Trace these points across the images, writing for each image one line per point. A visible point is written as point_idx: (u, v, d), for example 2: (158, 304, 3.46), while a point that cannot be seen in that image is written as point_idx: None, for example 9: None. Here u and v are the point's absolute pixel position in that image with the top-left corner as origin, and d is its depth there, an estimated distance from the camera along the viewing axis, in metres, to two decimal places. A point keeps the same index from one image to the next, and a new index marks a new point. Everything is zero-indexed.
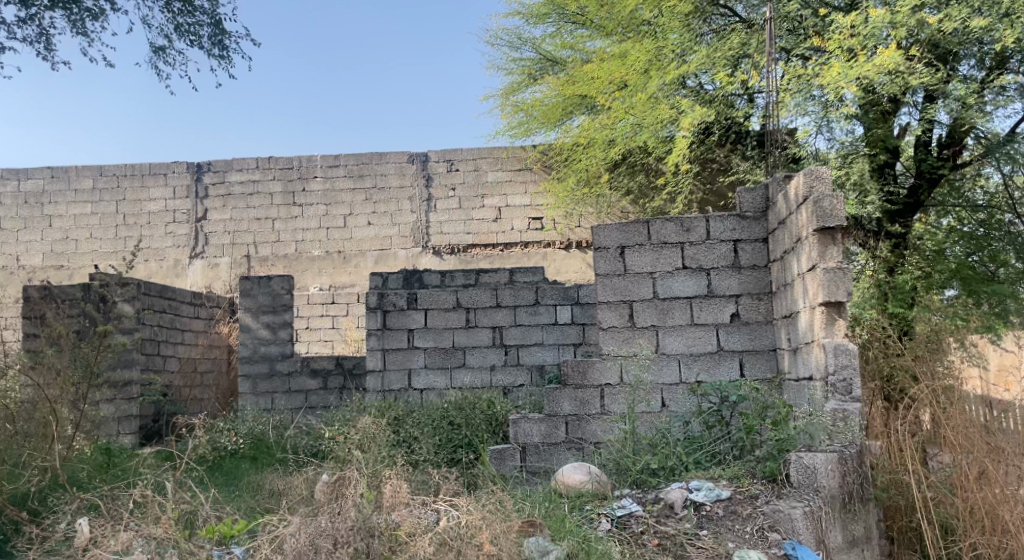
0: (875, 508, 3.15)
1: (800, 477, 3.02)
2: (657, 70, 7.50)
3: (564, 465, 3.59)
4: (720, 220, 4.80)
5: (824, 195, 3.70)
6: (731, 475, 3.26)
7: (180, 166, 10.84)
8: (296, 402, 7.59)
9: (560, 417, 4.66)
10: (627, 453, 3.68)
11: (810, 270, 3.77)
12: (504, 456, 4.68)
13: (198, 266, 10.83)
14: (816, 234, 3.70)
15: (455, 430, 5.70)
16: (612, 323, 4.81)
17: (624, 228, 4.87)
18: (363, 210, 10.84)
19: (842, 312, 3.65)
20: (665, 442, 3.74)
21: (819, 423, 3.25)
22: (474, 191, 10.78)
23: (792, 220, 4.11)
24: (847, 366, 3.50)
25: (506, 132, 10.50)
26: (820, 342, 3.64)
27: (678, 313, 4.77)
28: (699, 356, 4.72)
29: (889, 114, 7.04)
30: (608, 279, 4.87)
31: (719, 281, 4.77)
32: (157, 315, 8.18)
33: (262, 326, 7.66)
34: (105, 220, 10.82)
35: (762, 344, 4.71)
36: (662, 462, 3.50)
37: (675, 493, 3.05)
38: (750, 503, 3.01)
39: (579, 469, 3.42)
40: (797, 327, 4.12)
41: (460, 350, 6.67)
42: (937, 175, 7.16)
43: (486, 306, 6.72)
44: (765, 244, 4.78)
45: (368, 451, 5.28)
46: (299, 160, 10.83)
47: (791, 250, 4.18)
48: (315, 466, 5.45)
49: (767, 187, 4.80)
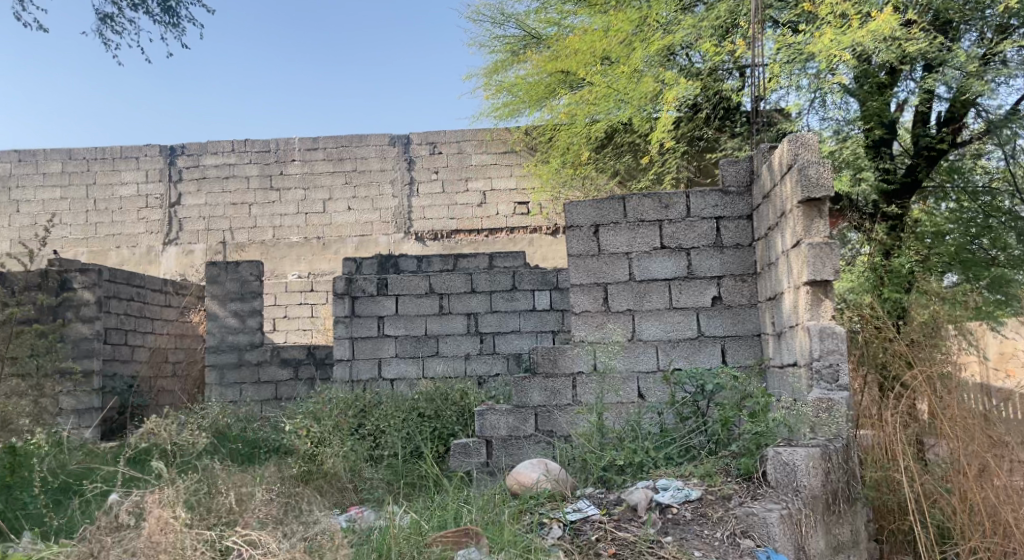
0: (863, 508, 2.87)
1: (778, 475, 2.66)
2: (641, 42, 7.21)
3: (522, 462, 3.29)
4: (701, 196, 4.46)
5: (810, 162, 3.36)
6: (702, 472, 2.90)
7: (153, 150, 10.46)
8: (266, 394, 7.28)
9: (528, 409, 4.33)
10: (592, 448, 3.35)
11: (795, 247, 3.44)
12: (469, 452, 4.32)
13: (172, 253, 10.49)
14: (801, 206, 3.37)
15: (424, 422, 5.38)
16: (585, 307, 4.48)
17: (598, 205, 4.53)
18: (343, 194, 10.49)
19: (829, 292, 3.33)
20: (635, 436, 3.41)
21: (801, 414, 2.93)
22: (458, 174, 10.43)
23: (777, 192, 3.77)
24: (834, 351, 3.18)
25: (490, 113, 10.13)
26: (805, 326, 3.31)
27: (656, 296, 4.44)
28: (677, 342, 4.39)
29: (885, 88, 6.71)
30: (581, 260, 4.52)
31: (699, 261, 4.44)
32: (124, 303, 7.86)
33: (229, 314, 7.33)
34: (75, 205, 10.46)
35: (745, 329, 4.38)
36: (630, 459, 3.16)
37: (637, 495, 2.69)
38: (722, 504, 2.66)
39: (537, 466, 3.09)
40: (781, 309, 3.78)
41: (433, 338, 6.34)
42: (937, 152, 6.83)
43: (460, 292, 6.37)
44: (749, 222, 4.45)
45: (329, 448, 4.97)
46: (277, 143, 10.47)
47: (776, 226, 3.84)
48: (272, 462, 5.12)
49: (752, 160, 4.46)
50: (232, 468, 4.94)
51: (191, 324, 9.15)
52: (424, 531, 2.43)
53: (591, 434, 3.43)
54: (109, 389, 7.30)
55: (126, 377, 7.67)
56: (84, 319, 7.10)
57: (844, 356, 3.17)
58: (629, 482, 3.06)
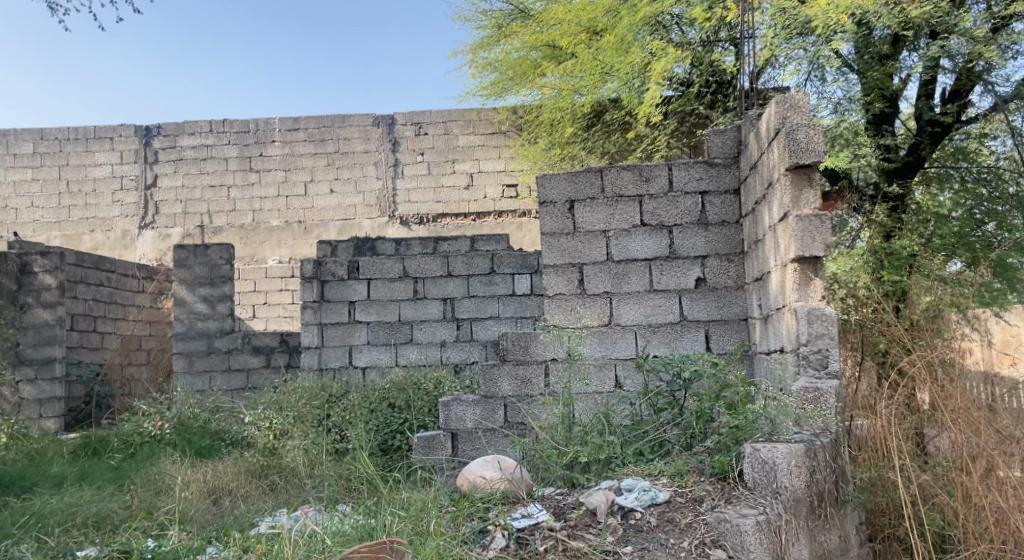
0: (854, 512, 2.55)
1: (756, 475, 2.34)
2: (628, 10, 6.80)
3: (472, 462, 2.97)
4: (685, 169, 4.13)
5: (799, 126, 3.03)
6: (673, 471, 2.59)
7: (128, 130, 10.12)
8: (236, 383, 6.97)
9: (497, 398, 4.01)
10: (555, 443, 3.03)
11: (782, 221, 3.11)
12: (433, 446, 3.95)
13: (148, 237, 10.16)
14: (789, 173, 3.04)
15: (394, 413, 5.06)
16: (559, 289, 4.14)
17: (574, 179, 4.19)
18: (325, 176, 10.14)
19: (819, 270, 3.00)
20: (604, 429, 3.08)
21: (785, 406, 2.60)
22: (444, 155, 10.08)
23: (764, 162, 3.43)
24: (824, 335, 2.85)
25: (477, 92, 9.77)
26: (792, 307, 2.99)
27: (635, 278, 4.11)
28: (658, 327, 4.07)
29: (887, 58, 6.41)
30: (555, 239, 4.18)
31: (683, 240, 4.11)
32: (91, 289, 7.56)
33: (199, 299, 7.01)
34: (48, 188, 10.13)
35: (732, 313, 4.06)
36: (595, 455, 2.84)
37: (596, 499, 2.39)
38: (692, 508, 2.35)
39: (476, 468, 2.77)
40: (768, 291, 3.45)
41: (407, 324, 6.02)
42: (942, 129, 6.44)
43: (436, 276, 6.05)
44: (736, 197, 4.11)
45: (289, 444, 4.65)
46: (256, 123, 10.12)
47: (763, 199, 3.50)
48: (228, 456, 4.81)
49: (740, 130, 4.12)
50: (183, 463, 4.62)
51: (165, 310, 8.83)
52: (335, 549, 2.13)
53: (557, 427, 3.12)
54: (73, 377, 7.00)
55: (93, 364, 7.36)
56: (45, 305, 6.75)
57: (834, 340, 2.84)
58: (593, 481, 2.73)
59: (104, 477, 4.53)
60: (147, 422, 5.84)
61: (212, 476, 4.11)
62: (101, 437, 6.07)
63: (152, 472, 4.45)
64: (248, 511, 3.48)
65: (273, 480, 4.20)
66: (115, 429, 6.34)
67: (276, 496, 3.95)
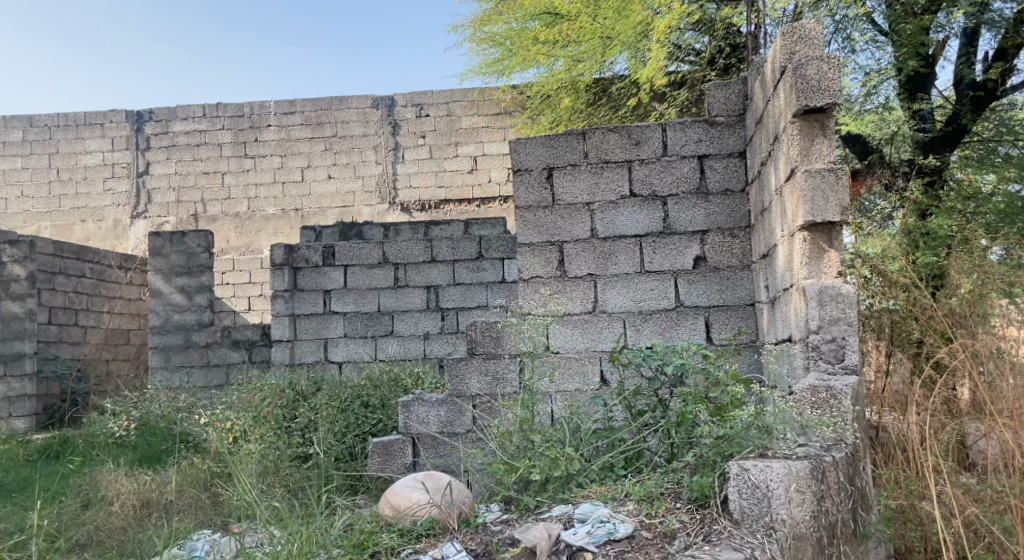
0: (876, 549, 1.95)
1: (744, 503, 1.74)
2: None
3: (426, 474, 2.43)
4: (681, 129, 3.55)
5: (811, 59, 2.42)
6: (643, 495, 2.02)
7: (119, 115, 9.80)
8: (215, 379, 6.57)
9: (467, 399, 3.45)
10: (505, 454, 2.47)
11: (789, 180, 2.52)
12: (391, 453, 3.43)
13: (141, 227, 9.83)
14: (798, 121, 2.45)
15: (367, 413, 4.57)
16: (536, 272, 3.58)
17: (552, 143, 3.61)
18: (322, 161, 9.69)
19: (834, 240, 2.41)
20: (570, 439, 2.54)
21: (786, 411, 2.01)
22: (447, 138, 9.56)
23: (770, 111, 2.82)
24: (840, 321, 2.27)
25: (478, 69, 9.23)
26: (801, 286, 2.41)
27: (624, 257, 3.54)
28: (650, 315, 3.50)
29: (922, 12, 5.72)
30: (530, 213, 3.61)
31: (678, 213, 3.53)
32: (71, 280, 7.23)
33: (175, 290, 6.59)
34: (37, 176, 9.84)
35: (736, 297, 3.47)
36: (551, 471, 2.26)
37: (534, 534, 1.86)
38: (660, 548, 1.78)
39: (401, 493, 2.23)
40: (775, 270, 2.86)
41: (387, 315, 5.52)
42: (985, 92, 5.69)
43: (419, 261, 5.54)
44: (741, 160, 3.52)
45: (244, 448, 4.16)
46: (250, 107, 9.71)
47: (768, 158, 2.91)
48: (177, 461, 4.35)
49: (746, 81, 3.51)
50: (125, 469, 4.17)
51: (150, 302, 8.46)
52: None
53: (510, 433, 2.56)
54: (47, 373, 6.65)
55: (69, 359, 7.01)
56: (14, 297, 6.41)
57: (852, 326, 2.26)
58: (544, 504, 2.18)
59: (38, 486, 4.09)
60: (111, 423, 5.44)
61: (146, 487, 3.65)
62: (65, 437, 5.69)
63: (87, 480, 4.00)
64: (166, 531, 3.01)
65: (216, 492, 3.71)
66: (83, 429, 5.96)
67: (210, 510, 3.46)
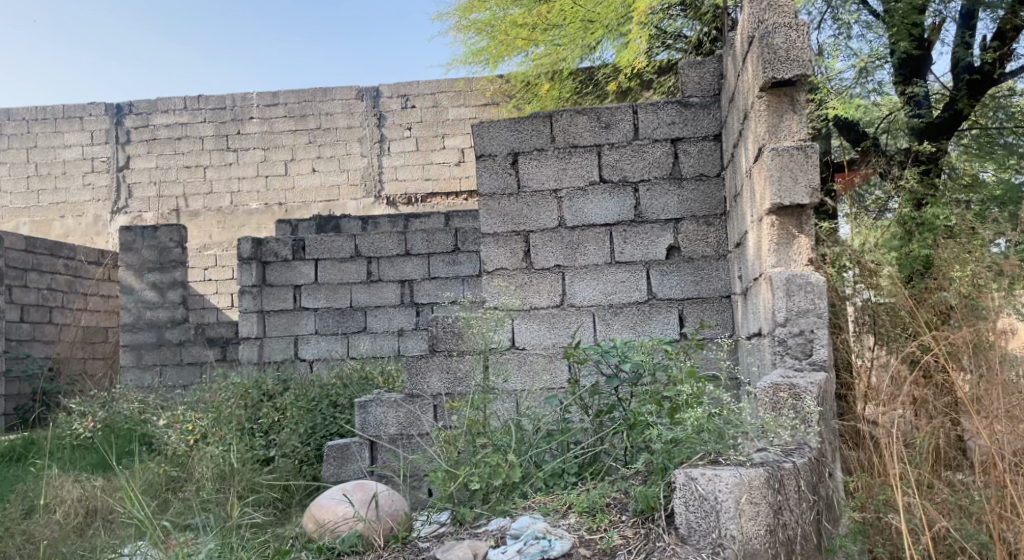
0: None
1: (691, 517, 1.55)
2: None
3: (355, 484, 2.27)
4: (653, 111, 3.34)
5: (779, 27, 2.20)
6: (586, 506, 1.84)
7: (98, 108, 9.62)
8: (188, 377, 6.38)
9: (426, 399, 3.26)
10: (449, 460, 2.28)
11: (758, 160, 2.31)
12: (347, 456, 3.27)
13: (121, 222, 9.65)
14: (765, 95, 2.24)
15: (334, 412, 4.37)
16: (501, 264, 3.38)
17: (518, 127, 3.40)
18: (306, 155, 9.49)
19: (803, 225, 2.21)
20: (522, 442, 2.35)
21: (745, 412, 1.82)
22: (433, 129, 9.37)
23: (740, 87, 2.62)
24: (808, 313, 2.07)
25: (463, 59, 9.02)
26: (768, 275, 2.20)
27: (593, 247, 3.34)
28: (620, 308, 3.29)
29: None
30: (495, 202, 3.41)
31: (651, 199, 3.33)
32: (45, 277, 7.05)
33: (147, 286, 6.41)
34: (16, 171, 9.68)
35: (711, 288, 3.27)
36: (493, 479, 2.08)
37: (458, 554, 1.69)
38: None
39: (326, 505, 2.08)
40: (747, 259, 2.65)
41: (360, 310, 5.33)
42: (981, 76, 5.40)
43: (392, 255, 5.34)
44: (717, 143, 3.32)
45: (201, 450, 3.98)
46: (232, 98, 9.51)
47: (740, 138, 2.70)
48: (134, 463, 4.17)
49: (721, 60, 3.31)
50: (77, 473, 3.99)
51: None
52: None
53: (456, 436, 2.36)
54: (16, 372, 6.47)
55: (40, 359, 6.84)
56: None
57: (822, 318, 2.06)
58: (483, 516, 1.99)
59: None
60: (76, 423, 5.27)
61: (91, 493, 3.47)
62: (31, 439, 5.52)
63: (35, 484, 3.82)
64: (99, 542, 2.83)
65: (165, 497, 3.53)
66: (50, 430, 5.79)
67: None
